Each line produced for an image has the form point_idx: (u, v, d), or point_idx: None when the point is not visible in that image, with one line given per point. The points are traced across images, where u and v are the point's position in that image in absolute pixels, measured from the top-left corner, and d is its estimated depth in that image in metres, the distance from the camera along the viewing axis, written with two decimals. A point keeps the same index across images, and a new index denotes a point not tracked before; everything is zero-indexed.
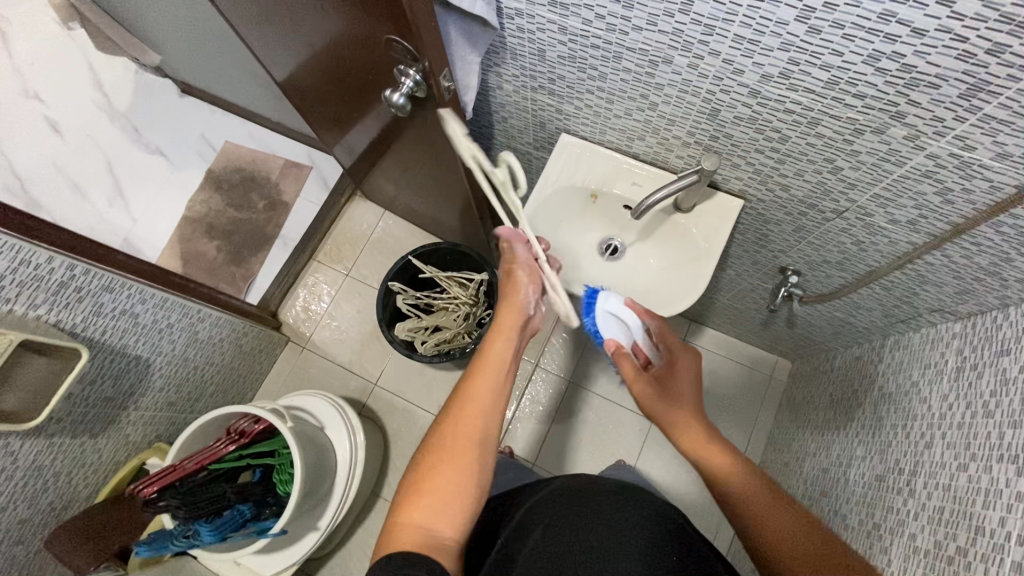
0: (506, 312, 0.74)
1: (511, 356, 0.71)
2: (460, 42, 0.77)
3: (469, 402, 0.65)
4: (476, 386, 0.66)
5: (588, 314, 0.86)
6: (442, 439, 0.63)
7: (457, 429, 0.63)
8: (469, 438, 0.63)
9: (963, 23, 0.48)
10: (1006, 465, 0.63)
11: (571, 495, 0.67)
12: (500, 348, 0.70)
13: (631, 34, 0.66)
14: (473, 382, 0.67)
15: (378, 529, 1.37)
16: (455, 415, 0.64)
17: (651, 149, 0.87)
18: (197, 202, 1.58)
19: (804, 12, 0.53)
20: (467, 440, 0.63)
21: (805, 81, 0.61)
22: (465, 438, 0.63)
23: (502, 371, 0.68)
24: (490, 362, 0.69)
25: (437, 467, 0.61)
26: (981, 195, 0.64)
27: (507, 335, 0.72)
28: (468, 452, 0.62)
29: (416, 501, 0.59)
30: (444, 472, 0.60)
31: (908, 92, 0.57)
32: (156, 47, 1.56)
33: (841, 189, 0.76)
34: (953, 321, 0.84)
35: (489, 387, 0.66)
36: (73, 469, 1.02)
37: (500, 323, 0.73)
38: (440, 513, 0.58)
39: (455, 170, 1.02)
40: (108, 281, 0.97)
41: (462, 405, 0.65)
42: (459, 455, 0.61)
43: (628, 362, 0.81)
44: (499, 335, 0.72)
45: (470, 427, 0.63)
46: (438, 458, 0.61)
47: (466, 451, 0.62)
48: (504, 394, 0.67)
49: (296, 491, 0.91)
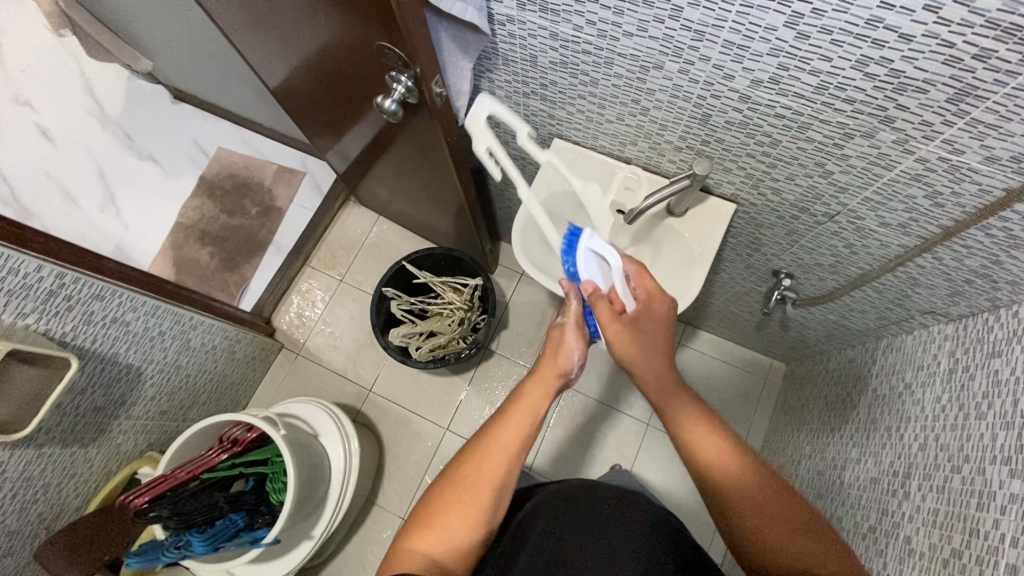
0: (547, 363, 0.72)
1: (545, 408, 0.68)
2: (451, 48, 0.77)
3: (495, 445, 0.64)
4: (504, 430, 0.65)
5: (568, 254, 0.75)
6: (463, 474, 0.63)
7: (478, 468, 0.63)
8: (488, 483, 0.62)
9: (949, 28, 0.48)
10: (1000, 467, 0.63)
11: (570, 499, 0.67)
12: (537, 400, 0.68)
13: (622, 40, 0.67)
14: (503, 426, 0.65)
15: (374, 536, 1.36)
16: (479, 455, 0.64)
17: (644, 154, 0.87)
18: (190, 209, 1.57)
19: (793, 17, 0.54)
20: (487, 482, 0.62)
21: (795, 86, 0.61)
22: (485, 480, 0.62)
23: (534, 422, 0.67)
24: (523, 408, 0.67)
25: (453, 502, 0.61)
26: (970, 199, 0.65)
27: (545, 388, 0.69)
28: (485, 497, 0.61)
29: (426, 533, 0.59)
30: (458, 508, 0.60)
31: (896, 96, 0.57)
32: (148, 53, 1.55)
33: (832, 193, 0.76)
34: (946, 323, 0.85)
35: (518, 435, 0.65)
36: (64, 479, 1.01)
37: (541, 373, 0.71)
38: (446, 548, 0.58)
39: (449, 176, 1.02)
40: (98, 289, 0.96)
41: (488, 447, 0.64)
42: (475, 495, 0.61)
43: (606, 310, 0.71)
44: (538, 386, 0.69)
45: (491, 472, 0.62)
46: (456, 495, 0.61)
47: (483, 496, 0.61)
48: (530, 444, 0.66)
49: (289, 501, 0.90)
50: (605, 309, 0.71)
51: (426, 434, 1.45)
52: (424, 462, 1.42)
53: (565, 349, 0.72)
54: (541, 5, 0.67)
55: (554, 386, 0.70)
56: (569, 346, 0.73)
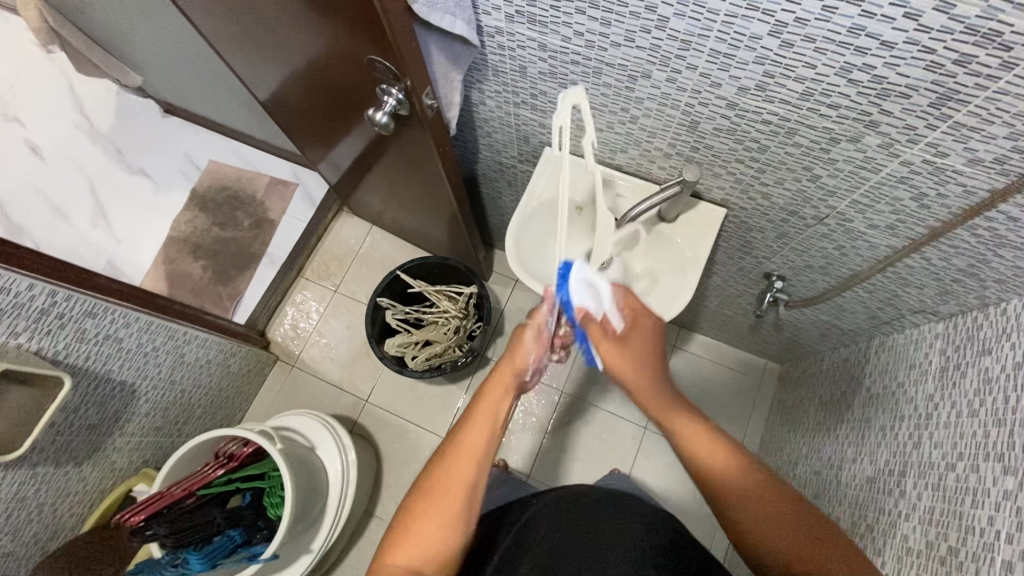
0: (503, 366, 0.72)
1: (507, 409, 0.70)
2: (441, 61, 0.77)
3: (463, 450, 0.65)
4: (470, 434, 0.67)
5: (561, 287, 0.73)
6: (435, 481, 0.63)
7: (449, 474, 0.63)
8: (458, 487, 0.63)
9: (930, 35, 0.49)
10: (993, 464, 0.64)
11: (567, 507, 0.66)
12: (496, 401, 0.69)
13: (610, 50, 0.67)
14: (467, 431, 0.67)
15: (373, 548, 1.35)
16: (449, 464, 0.64)
17: (633, 161, 0.88)
18: (182, 222, 1.57)
19: (776, 27, 0.55)
20: (458, 487, 0.63)
21: (781, 93, 0.62)
22: (456, 483, 0.63)
23: (495, 424, 0.68)
24: (484, 412, 0.68)
25: (426, 511, 0.61)
26: (956, 199, 0.65)
27: (503, 388, 0.71)
28: (457, 499, 0.62)
29: (404, 544, 0.59)
30: (431, 515, 0.61)
31: (880, 101, 0.58)
32: (138, 67, 1.55)
33: (820, 196, 0.77)
34: (936, 321, 0.86)
35: (483, 438, 0.66)
36: (58, 499, 0.99)
37: (498, 375, 0.72)
38: (426, 554, 0.58)
39: (441, 186, 1.02)
40: (91, 306, 0.96)
41: (456, 454, 0.65)
42: (448, 499, 0.62)
43: (598, 332, 0.74)
44: (496, 386, 0.71)
45: (461, 475, 0.64)
46: (430, 501, 0.62)
47: (455, 500, 0.62)
48: (495, 445, 0.67)
49: (288, 513, 0.90)
50: (595, 330, 0.74)
51: (423, 444, 1.44)
52: (421, 472, 1.42)
53: (523, 350, 0.73)
54: (528, 17, 0.68)
55: (511, 386, 0.72)
56: (527, 346, 0.73)
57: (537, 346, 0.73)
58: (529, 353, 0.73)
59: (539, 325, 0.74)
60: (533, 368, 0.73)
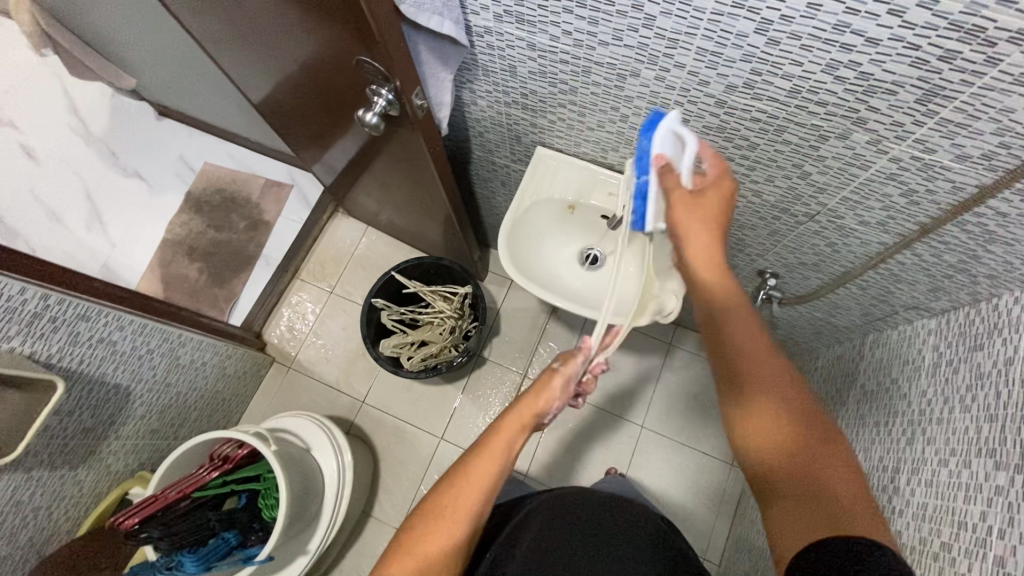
0: (527, 399, 0.66)
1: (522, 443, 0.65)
2: (431, 61, 0.77)
3: (473, 481, 0.62)
4: (481, 463, 0.62)
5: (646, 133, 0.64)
6: (441, 505, 0.61)
7: (455, 501, 0.61)
8: (461, 518, 0.61)
9: (914, 31, 0.49)
10: (984, 459, 0.64)
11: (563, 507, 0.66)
12: (512, 435, 0.64)
13: (598, 49, 0.67)
14: (479, 462, 0.62)
15: (370, 549, 1.35)
16: (456, 490, 0.61)
17: (625, 159, 0.88)
18: (177, 225, 1.57)
19: (762, 24, 0.55)
20: (461, 518, 0.60)
21: (768, 91, 0.62)
22: (460, 514, 0.61)
23: (509, 457, 0.64)
24: (500, 446, 0.63)
25: (427, 536, 0.60)
26: (945, 195, 0.66)
27: (521, 423, 0.65)
28: (459, 528, 0.60)
29: (402, 563, 0.59)
30: (431, 542, 0.59)
31: (867, 98, 0.58)
32: (131, 70, 1.55)
33: (811, 193, 0.77)
34: (929, 317, 0.86)
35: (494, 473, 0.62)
36: (54, 502, 0.99)
37: (518, 409, 0.65)
38: None
39: (434, 186, 1.02)
40: (84, 309, 0.95)
41: (465, 483, 0.62)
42: (450, 527, 0.60)
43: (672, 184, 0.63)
44: (514, 419, 0.65)
45: (467, 505, 0.61)
46: (430, 526, 0.60)
47: (457, 531, 0.60)
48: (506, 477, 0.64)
49: (283, 515, 0.90)
50: (670, 181, 0.63)
51: (420, 444, 1.44)
52: (419, 472, 1.42)
53: (549, 393, 0.66)
54: (516, 16, 0.68)
55: (530, 421, 0.66)
56: (554, 391, 0.66)
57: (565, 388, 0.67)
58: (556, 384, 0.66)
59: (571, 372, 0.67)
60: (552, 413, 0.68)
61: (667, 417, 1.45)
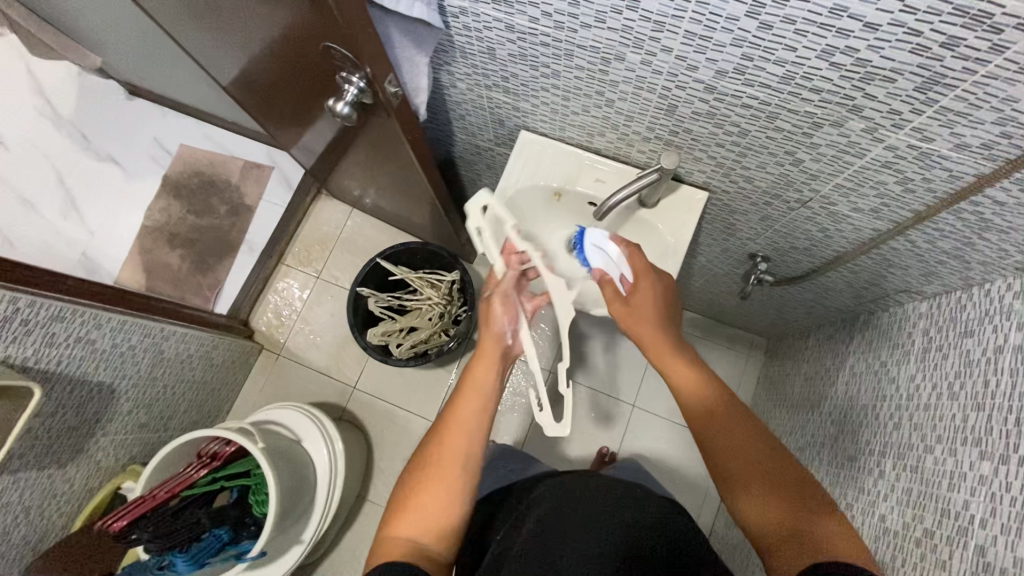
0: (488, 336, 0.73)
1: (497, 377, 0.71)
2: (404, 44, 0.73)
3: (456, 423, 0.67)
4: (464, 407, 0.68)
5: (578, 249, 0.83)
6: (432, 455, 0.66)
7: (444, 446, 0.66)
8: (454, 458, 0.65)
9: (916, 16, 0.45)
10: (970, 448, 0.65)
11: (571, 487, 0.67)
12: (484, 373, 0.70)
13: (580, 31, 0.63)
14: (459, 404, 0.68)
15: (366, 532, 1.37)
16: (443, 436, 0.66)
17: (612, 144, 0.84)
18: (156, 211, 1.53)
19: (753, 7, 0.50)
20: (454, 458, 0.65)
21: (760, 76, 0.58)
22: (451, 457, 0.65)
23: (489, 394, 0.69)
24: (475, 385, 0.69)
25: (424, 485, 0.64)
26: (941, 183, 0.63)
27: (490, 356, 0.72)
28: (453, 471, 0.64)
29: (403, 516, 0.62)
30: (428, 489, 0.63)
31: (864, 86, 0.54)
32: (95, 46, 1.47)
33: (803, 180, 0.74)
34: (920, 301, 0.85)
35: (474, 411, 0.68)
36: (45, 500, 0.99)
37: (483, 347, 0.73)
38: (425, 528, 0.61)
39: (414, 172, 0.99)
40: (58, 310, 0.92)
41: (450, 426, 0.67)
42: (444, 471, 0.64)
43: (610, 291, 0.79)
44: (483, 359, 0.71)
45: (456, 446, 0.66)
46: (426, 473, 0.64)
47: (452, 472, 0.64)
48: (490, 413, 0.69)
49: (273, 513, 0.89)
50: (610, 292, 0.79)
51: (412, 428, 1.45)
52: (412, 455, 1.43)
53: (495, 319, 0.74)
54: None
55: (497, 355, 0.72)
56: (499, 313, 0.74)
57: (506, 308, 0.75)
58: (499, 312, 0.74)
59: (506, 290, 0.76)
60: (509, 331, 0.74)
61: (658, 395, 1.46)
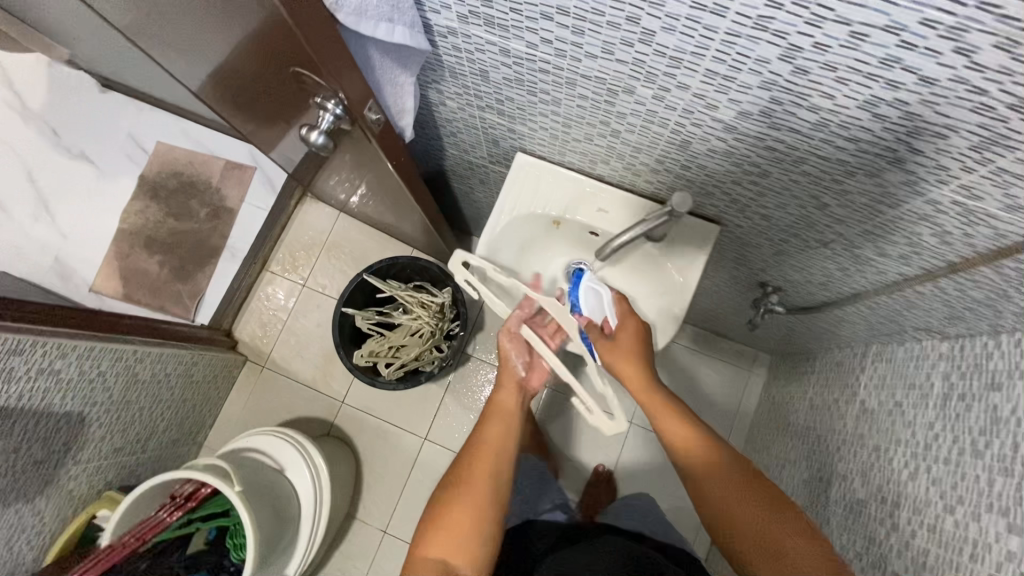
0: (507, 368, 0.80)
1: (518, 406, 0.77)
2: (387, 64, 0.64)
3: (483, 447, 0.72)
4: (486, 432, 0.73)
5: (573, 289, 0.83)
6: (461, 475, 0.69)
7: (473, 468, 0.69)
8: (483, 476, 0.69)
9: (983, 74, 0.38)
10: (996, 518, 0.60)
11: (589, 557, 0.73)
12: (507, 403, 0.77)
13: (584, 61, 0.55)
14: (485, 430, 0.74)
15: (355, 550, 1.34)
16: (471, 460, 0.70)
17: (617, 173, 0.77)
18: (132, 214, 1.44)
19: (789, 50, 0.43)
20: (483, 476, 0.68)
21: (788, 121, 0.51)
22: (481, 475, 0.69)
23: (512, 420, 0.75)
24: (501, 412, 0.76)
25: (454, 503, 0.66)
26: (983, 239, 0.56)
27: (511, 386, 0.79)
28: (482, 489, 0.67)
29: (433, 534, 0.64)
30: (458, 506, 0.66)
31: (909, 140, 0.48)
32: (60, 36, 1.36)
33: (826, 223, 0.68)
34: (939, 340, 0.78)
35: (500, 436, 0.73)
36: (14, 536, 0.93)
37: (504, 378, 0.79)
38: (456, 544, 0.63)
39: (403, 193, 0.91)
40: (16, 343, 0.85)
41: (477, 449, 0.71)
42: (473, 490, 0.67)
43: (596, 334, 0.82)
44: (506, 387, 0.79)
45: (482, 466, 0.69)
46: (456, 492, 0.67)
47: (481, 491, 0.67)
48: (513, 438, 0.74)
49: (251, 564, 0.84)
50: (596, 336, 0.82)
51: (404, 444, 1.41)
52: (403, 471, 1.39)
53: (507, 353, 0.79)
54: (484, 18, 0.55)
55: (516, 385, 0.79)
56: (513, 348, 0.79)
57: (518, 342, 0.79)
58: (510, 346, 0.79)
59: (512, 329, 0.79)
60: (523, 363, 0.79)
61: None
